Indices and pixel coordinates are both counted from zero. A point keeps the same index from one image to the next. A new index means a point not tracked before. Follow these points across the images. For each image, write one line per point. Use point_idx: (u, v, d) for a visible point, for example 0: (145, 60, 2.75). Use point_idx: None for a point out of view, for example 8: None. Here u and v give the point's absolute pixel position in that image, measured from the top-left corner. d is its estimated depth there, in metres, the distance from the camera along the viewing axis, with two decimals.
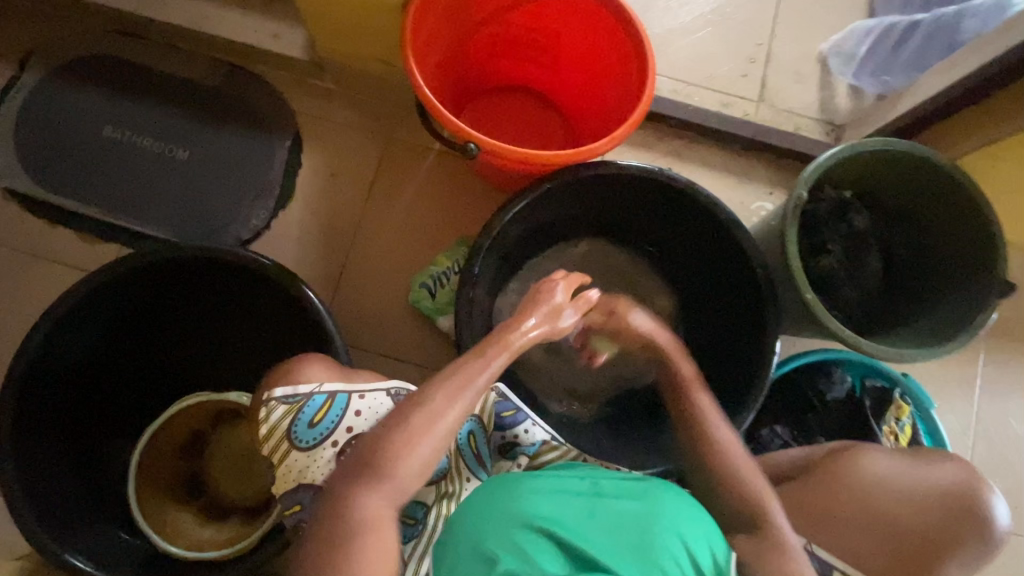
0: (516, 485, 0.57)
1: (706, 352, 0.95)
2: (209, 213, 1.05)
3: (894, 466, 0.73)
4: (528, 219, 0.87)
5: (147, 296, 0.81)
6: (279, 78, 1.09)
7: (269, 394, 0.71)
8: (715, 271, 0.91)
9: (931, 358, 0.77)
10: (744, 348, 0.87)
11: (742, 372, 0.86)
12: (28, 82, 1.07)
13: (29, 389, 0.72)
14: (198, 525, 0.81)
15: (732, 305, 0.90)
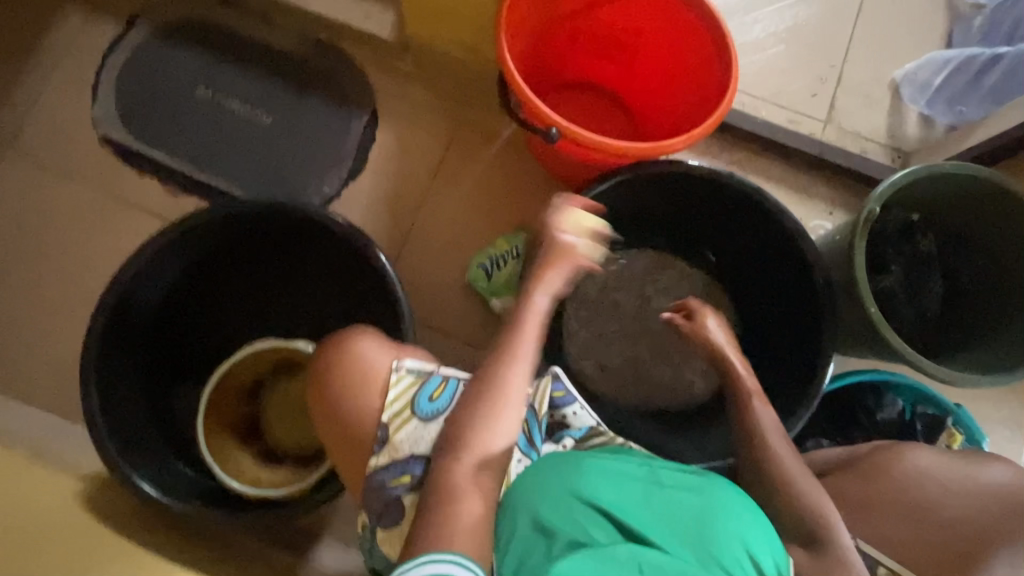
0: (574, 463, 0.59)
1: (756, 357, 0.96)
2: (285, 176, 1.10)
3: (940, 464, 0.76)
4: (596, 208, 0.89)
5: (226, 244, 0.85)
6: (363, 54, 1.14)
7: (399, 362, 0.71)
8: (774, 279, 0.92)
9: (991, 387, 0.76)
10: (800, 360, 0.87)
11: (796, 384, 0.86)
12: (133, 39, 1.14)
13: (115, 316, 0.77)
14: (258, 466, 0.85)
15: (790, 314, 0.90)
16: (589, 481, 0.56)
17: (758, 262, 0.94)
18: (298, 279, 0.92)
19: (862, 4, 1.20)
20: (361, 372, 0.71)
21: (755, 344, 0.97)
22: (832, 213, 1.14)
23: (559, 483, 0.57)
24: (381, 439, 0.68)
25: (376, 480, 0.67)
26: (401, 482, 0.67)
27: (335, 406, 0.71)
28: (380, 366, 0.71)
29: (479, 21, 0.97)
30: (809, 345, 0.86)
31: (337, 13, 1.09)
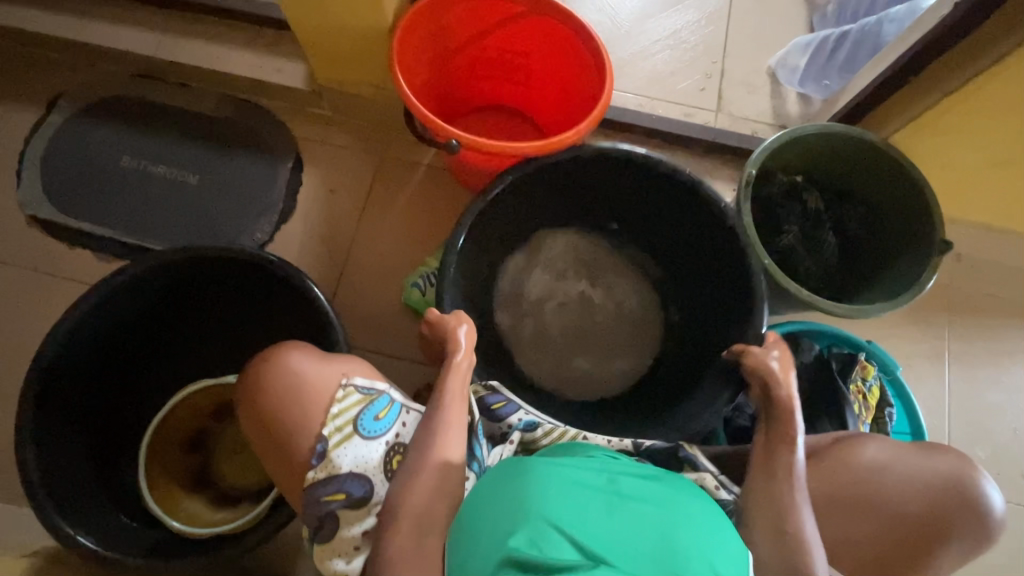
0: (535, 484, 0.58)
1: (698, 320, 1.00)
2: (218, 229, 1.14)
3: (899, 455, 0.76)
4: (513, 199, 0.94)
5: (159, 298, 0.88)
6: (281, 107, 1.21)
7: (348, 379, 0.73)
8: (694, 246, 0.97)
9: (886, 312, 0.83)
10: (731, 318, 0.90)
11: (727, 336, 0.90)
12: (54, 121, 1.18)
13: (46, 388, 0.77)
14: (210, 511, 0.87)
15: (718, 278, 0.94)
16: (547, 501, 0.56)
17: (675, 231, 1.00)
18: (239, 322, 0.95)
19: (732, 4, 1.34)
20: (301, 393, 0.72)
21: (694, 313, 1.02)
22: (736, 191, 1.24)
23: (518, 509, 0.56)
24: (319, 453, 0.69)
25: (313, 495, 0.68)
26: (337, 499, 0.68)
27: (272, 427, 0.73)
28: (322, 377, 0.73)
29: (379, 59, 1.04)
30: (738, 298, 0.89)
31: (251, 71, 1.16)
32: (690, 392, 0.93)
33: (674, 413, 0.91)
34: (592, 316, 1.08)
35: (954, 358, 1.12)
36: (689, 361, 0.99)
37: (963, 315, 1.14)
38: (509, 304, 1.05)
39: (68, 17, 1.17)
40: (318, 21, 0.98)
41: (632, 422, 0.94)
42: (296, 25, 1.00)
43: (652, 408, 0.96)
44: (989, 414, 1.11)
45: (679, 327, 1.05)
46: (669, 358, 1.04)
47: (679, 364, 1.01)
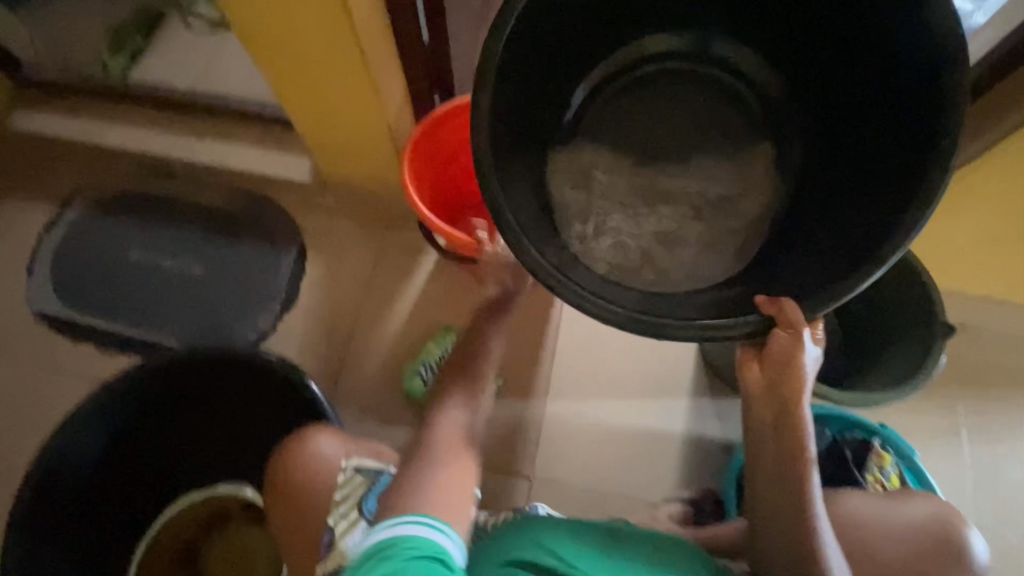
0: (549, 522, 0.72)
1: (852, 123, 0.77)
2: (223, 321, 1.15)
3: (878, 507, 0.79)
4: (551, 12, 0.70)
5: (160, 401, 0.89)
6: (287, 199, 1.25)
7: (348, 462, 0.75)
8: (847, 50, 0.75)
9: (895, 400, 0.82)
10: (921, 123, 0.65)
11: (915, 140, 0.65)
12: (67, 217, 1.22)
13: (38, 499, 0.79)
14: None
15: (896, 88, 0.69)
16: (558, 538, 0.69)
17: (809, 18, 0.77)
18: (236, 422, 0.93)
19: None
20: (320, 470, 0.76)
21: (847, 140, 0.78)
22: None
23: (527, 534, 0.70)
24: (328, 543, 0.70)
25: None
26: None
27: (290, 522, 0.76)
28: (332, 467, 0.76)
29: (380, 154, 1.09)
30: (925, 99, 0.64)
31: (259, 167, 1.21)
32: (852, 227, 0.70)
33: (843, 254, 0.68)
34: (694, 161, 0.86)
35: (972, 435, 1.08)
36: (844, 170, 0.77)
37: (977, 390, 1.11)
38: (567, 171, 0.84)
39: (95, 122, 1.26)
40: (326, 120, 1.04)
41: (763, 281, 0.74)
42: (303, 127, 1.07)
43: (793, 262, 0.75)
44: (1015, 494, 1.06)
45: (814, 142, 0.84)
46: (808, 190, 0.81)
47: (823, 200, 0.79)
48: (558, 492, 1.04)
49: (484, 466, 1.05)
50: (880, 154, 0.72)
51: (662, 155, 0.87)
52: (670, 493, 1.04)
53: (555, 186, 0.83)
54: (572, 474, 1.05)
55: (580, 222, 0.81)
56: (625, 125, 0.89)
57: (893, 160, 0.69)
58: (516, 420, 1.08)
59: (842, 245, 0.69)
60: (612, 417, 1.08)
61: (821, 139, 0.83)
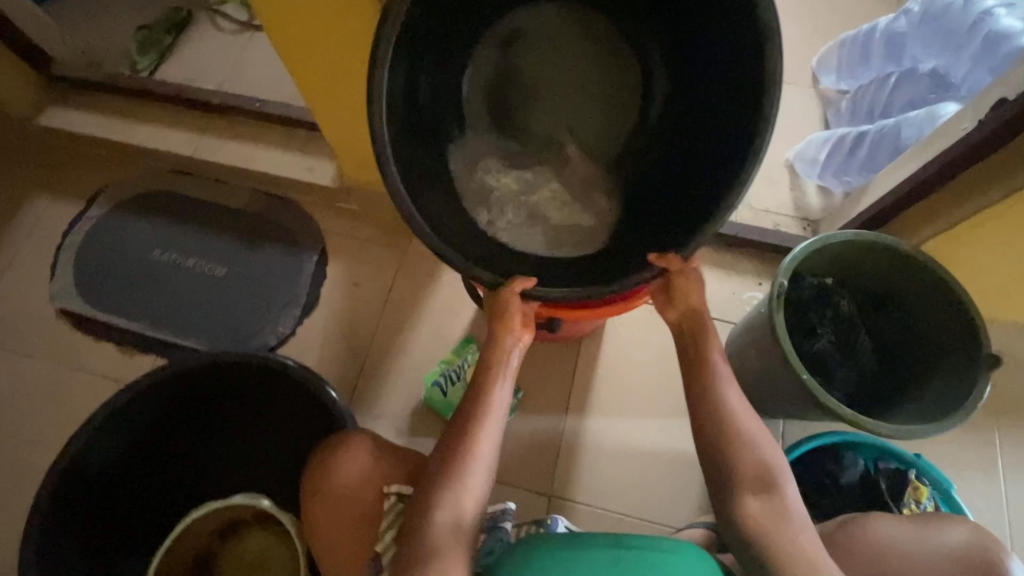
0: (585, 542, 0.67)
1: (693, 116, 0.89)
2: (242, 324, 1.15)
3: (898, 533, 0.77)
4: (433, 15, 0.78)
5: (187, 401, 0.90)
6: (310, 202, 1.24)
7: (390, 487, 0.74)
8: (705, 54, 0.84)
9: (939, 434, 0.78)
10: (736, 129, 0.77)
11: (730, 127, 0.79)
12: (92, 215, 1.22)
13: (62, 491, 0.80)
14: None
15: (723, 101, 0.81)
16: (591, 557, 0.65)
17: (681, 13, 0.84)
18: (256, 428, 0.93)
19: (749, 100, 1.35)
20: (352, 482, 0.76)
21: (687, 106, 0.90)
22: (761, 284, 1.20)
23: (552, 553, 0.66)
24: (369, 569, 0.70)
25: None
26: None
27: (326, 532, 0.76)
28: (366, 489, 0.76)
29: None
30: (747, 98, 0.74)
31: (282, 169, 1.20)
32: (689, 190, 0.85)
33: (681, 215, 0.83)
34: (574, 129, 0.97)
35: (1009, 466, 1.04)
36: (683, 150, 0.89)
37: (1014, 420, 1.07)
38: (478, 138, 0.96)
39: (117, 119, 1.25)
40: (351, 124, 1.03)
41: (629, 234, 0.90)
42: (316, 112, 1.02)
43: (649, 215, 0.90)
44: None
45: (662, 123, 0.95)
46: (657, 149, 0.95)
47: (670, 157, 0.92)
48: (578, 509, 1.02)
49: (502, 480, 1.03)
50: (706, 147, 0.84)
51: (551, 121, 0.97)
52: (697, 514, 1.02)
53: (459, 153, 0.94)
54: (594, 491, 1.03)
55: (488, 190, 0.92)
56: (512, 84, 0.96)
57: (716, 132, 0.83)
58: (536, 434, 1.06)
59: (681, 206, 0.85)
60: (636, 434, 1.07)
61: (669, 99, 0.95)
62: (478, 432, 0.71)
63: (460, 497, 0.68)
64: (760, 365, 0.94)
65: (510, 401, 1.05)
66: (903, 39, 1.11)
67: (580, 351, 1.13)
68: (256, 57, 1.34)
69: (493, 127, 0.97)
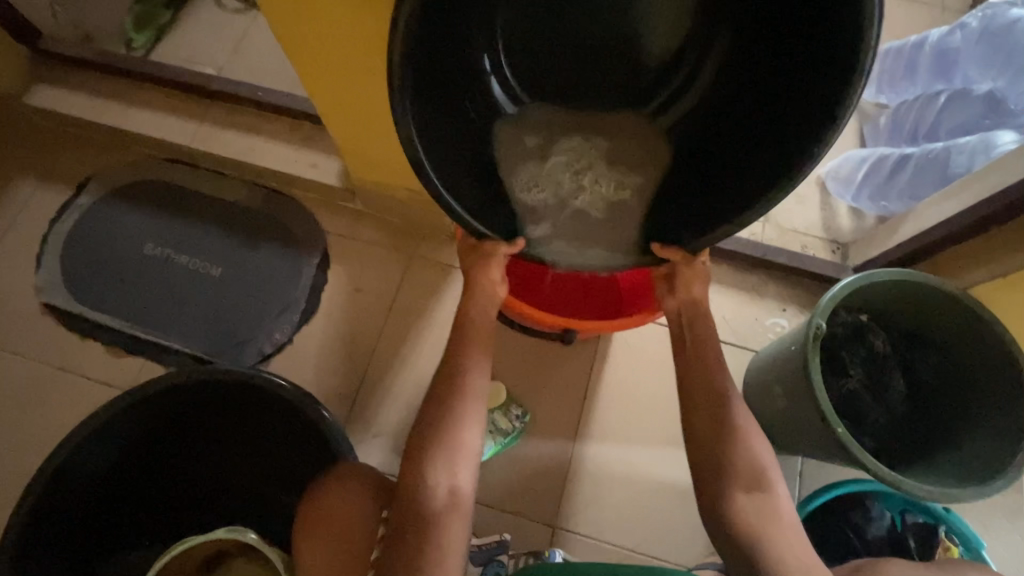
0: None
1: (765, 48, 0.64)
2: (236, 328, 1.09)
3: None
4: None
5: (174, 415, 0.85)
6: (313, 200, 1.17)
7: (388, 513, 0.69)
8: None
9: (978, 498, 0.73)
10: (804, 108, 0.59)
11: (809, 97, 0.58)
12: (82, 203, 1.16)
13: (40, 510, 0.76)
14: None
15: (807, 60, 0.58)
16: None
17: None
18: (247, 444, 0.88)
19: None
20: (345, 488, 0.73)
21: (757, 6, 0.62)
22: (785, 310, 1.14)
23: None
24: None
25: None
26: None
27: (311, 520, 0.72)
28: (360, 503, 0.71)
29: None
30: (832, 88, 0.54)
31: (283, 163, 1.13)
32: (749, 146, 0.66)
33: (735, 179, 0.66)
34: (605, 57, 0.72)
35: None
36: (739, 91, 0.68)
37: None
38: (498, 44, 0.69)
39: (111, 102, 1.17)
40: (360, 121, 0.95)
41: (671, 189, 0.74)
42: (325, 112, 0.95)
43: (697, 169, 0.73)
44: None
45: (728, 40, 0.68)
46: (723, 63, 0.69)
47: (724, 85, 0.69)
48: (583, 541, 0.97)
49: (507, 507, 0.98)
50: (764, 105, 0.65)
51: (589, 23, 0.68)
52: (708, 551, 0.97)
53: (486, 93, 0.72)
54: (600, 522, 0.98)
55: (520, 142, 0.76)
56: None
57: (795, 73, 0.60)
58: (544, 460, 1.01)
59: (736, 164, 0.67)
60: (647, 463, 1.01)
61: None
62: (461, 406, 0.68)
63: (451, 463, 0.64)
64: (785, 405, 0.88)
65: (516, 423, 1.00)
66: (956, 56, 1.03)
67: (590, 371, 1.06)
68: (262, 41, 1.25)
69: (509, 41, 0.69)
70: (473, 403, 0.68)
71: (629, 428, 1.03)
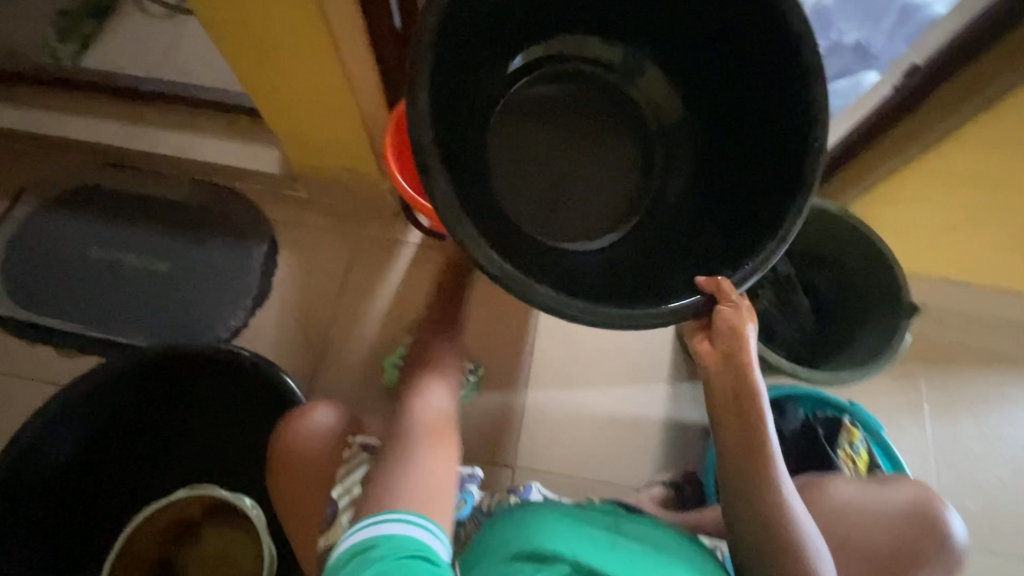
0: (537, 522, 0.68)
1: (715, 186, 0.83)
2: (192, 318, 1.11)
3: (854, 488, 0.79)
4: (536, 101, 0.91)
5: (137, 394, 0.89)
6: (256, 191, 1.21)
7: (354, 437, 0.73)
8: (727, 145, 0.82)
9: (860, 379, 0.85)
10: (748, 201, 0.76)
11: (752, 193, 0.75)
12: (19, 214, 1.16)
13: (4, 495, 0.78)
14: None
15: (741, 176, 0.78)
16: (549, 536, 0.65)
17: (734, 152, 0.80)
18: (213, 419, 0.93)
19: None
20: (316, 430, 0.76)
21: (708, 103, 0.84)
22: None
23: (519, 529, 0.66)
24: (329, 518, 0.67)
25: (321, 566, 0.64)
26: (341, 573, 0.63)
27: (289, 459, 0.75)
28: (333, 441, 0.75)
29: (350, 143, 1.07)
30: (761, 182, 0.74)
31: (222, 156, 1.16)
32: (729, 204, 0.79)
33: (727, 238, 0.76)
34: (608, 112, 0.92)
35: (935, 409, 1.13)
36: (698, 225, 0.83)
37: (939, 366, 1.15)
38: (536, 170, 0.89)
39: (41, 110, 1.18)
40: (289, 106, 1.00)
41: (649, 238, 0.87)
42: (257, 99, 0.99)
43: (685, 238, 0.83)
44: (972, 462, 1.11)
45: (676, 188, 0.89)
46: (686, 203, 0.87)
47: (696, 106, 0.86)
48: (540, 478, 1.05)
49: (468, 455, 1.05)
50: (724, 221, 0.79)
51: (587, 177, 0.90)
52: (651, 475, 1.06)
53: (530, 172, 0.88)
54: (554, 458, 1.06)
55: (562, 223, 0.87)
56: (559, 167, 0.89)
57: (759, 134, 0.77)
58: (499, 411, 1.08)
59: (721, 197, 0.81)
60: (594, 402, 1.10)
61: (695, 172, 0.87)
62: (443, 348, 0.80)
63: (439, 401, 0.72)
64: None
65: (471, 377, 1.07)
66: None
67: (537, 325, 1.14)
68: (191, 43, 1.28)
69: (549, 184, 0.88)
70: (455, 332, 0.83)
71: (576, 370, 1.12)
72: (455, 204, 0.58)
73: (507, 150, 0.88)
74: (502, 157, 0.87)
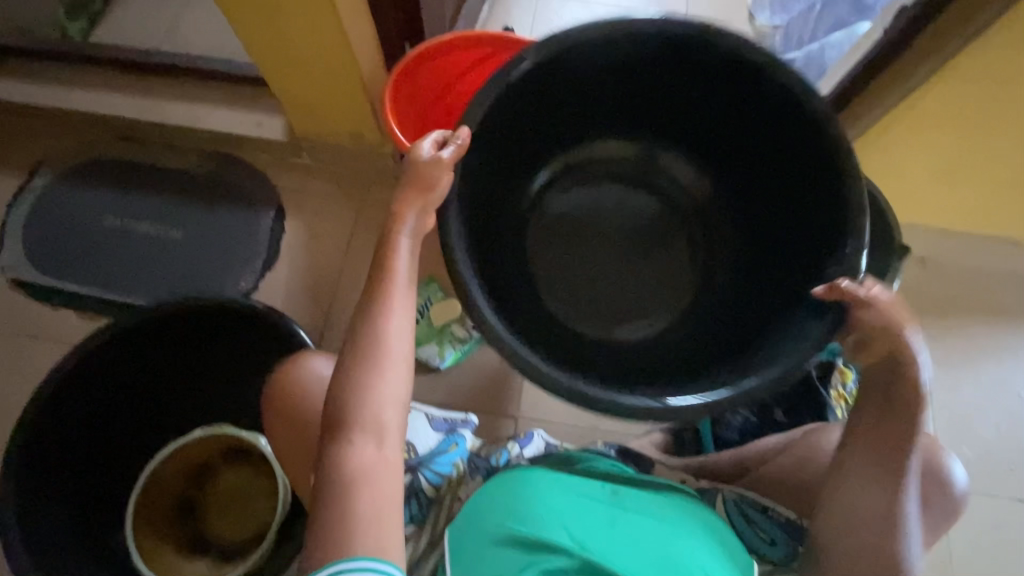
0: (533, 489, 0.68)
1: (757, 276, 0.84)
2: (204, 281, 1.16)
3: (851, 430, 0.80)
4: (572, 199, 0.97)
5: (155, 347, 0.93)
6: (262, 159, 1.24)
7: None
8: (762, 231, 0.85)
9: None
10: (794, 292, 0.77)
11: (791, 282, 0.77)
12: (37, 185, 1.20)
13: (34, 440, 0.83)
14: (184, 554, 0.89)
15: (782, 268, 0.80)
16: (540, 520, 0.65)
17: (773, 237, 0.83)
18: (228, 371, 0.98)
19: None
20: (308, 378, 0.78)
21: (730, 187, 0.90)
22: None
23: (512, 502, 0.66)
24: None
25: None
26: None
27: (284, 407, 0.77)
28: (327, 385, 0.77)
29: (351, 106, 1.09)
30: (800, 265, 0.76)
31: (228, 125, 1.20)
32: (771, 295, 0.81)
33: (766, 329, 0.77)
34: (633, 187, 0.97)
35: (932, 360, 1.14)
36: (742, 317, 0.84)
37: (937, 317, 1.17)
38: (570, 258, 0.93)
39: (54, 85, 1.22)
40: (289, 70, 1.02)
41: (700, 326, 0.89)
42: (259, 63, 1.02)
43: (731, 325, 0.84)
44: (969, 410, 1.12)
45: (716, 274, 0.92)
46: (731, 295, 0.88)
47: (724, 185, 0.91)
48: (540, 428, 1.08)
49: (472, 408, 1.09)
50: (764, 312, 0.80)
51: (625, 273, 0.93)
52: (648, 426, 1.08)
53: (568, 264, 0.92)
54: (556, 410, 1.09)
55: (603, 322, 0.90)
56: (591, 253, 0.94)
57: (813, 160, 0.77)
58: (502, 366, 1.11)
59: (765, 287, 0.82)
60: None
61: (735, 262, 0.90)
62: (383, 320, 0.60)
63: (387, 417, 0.58)
64: None
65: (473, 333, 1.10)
66: None
67: None
68: (195, 17, 1.31)
69: (584, 277, 0.92)
70: (397, 298, 0.61)
71: None
72: (478, 289, 0.60)
73: (550, 257, 0.93)
74: (541, 251, 0.92)
